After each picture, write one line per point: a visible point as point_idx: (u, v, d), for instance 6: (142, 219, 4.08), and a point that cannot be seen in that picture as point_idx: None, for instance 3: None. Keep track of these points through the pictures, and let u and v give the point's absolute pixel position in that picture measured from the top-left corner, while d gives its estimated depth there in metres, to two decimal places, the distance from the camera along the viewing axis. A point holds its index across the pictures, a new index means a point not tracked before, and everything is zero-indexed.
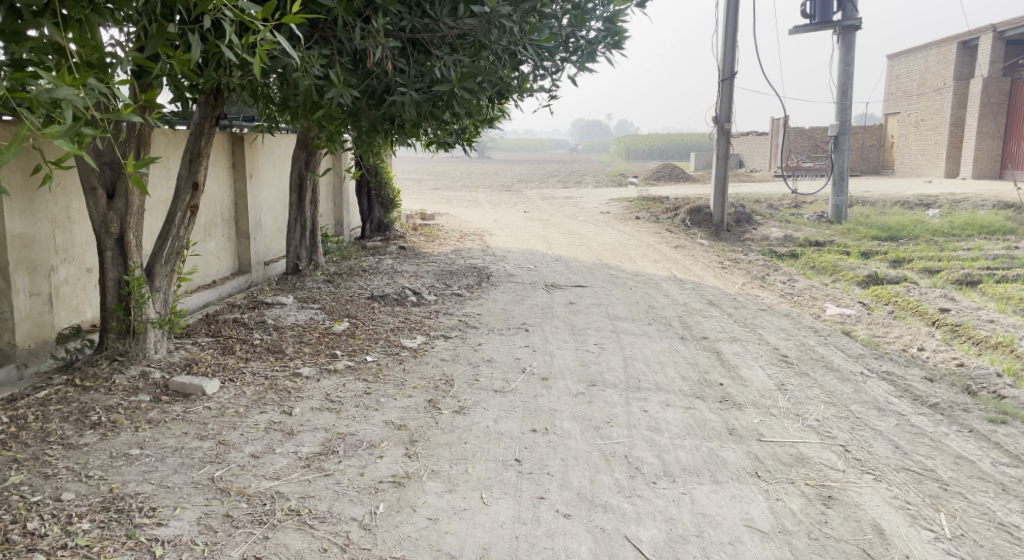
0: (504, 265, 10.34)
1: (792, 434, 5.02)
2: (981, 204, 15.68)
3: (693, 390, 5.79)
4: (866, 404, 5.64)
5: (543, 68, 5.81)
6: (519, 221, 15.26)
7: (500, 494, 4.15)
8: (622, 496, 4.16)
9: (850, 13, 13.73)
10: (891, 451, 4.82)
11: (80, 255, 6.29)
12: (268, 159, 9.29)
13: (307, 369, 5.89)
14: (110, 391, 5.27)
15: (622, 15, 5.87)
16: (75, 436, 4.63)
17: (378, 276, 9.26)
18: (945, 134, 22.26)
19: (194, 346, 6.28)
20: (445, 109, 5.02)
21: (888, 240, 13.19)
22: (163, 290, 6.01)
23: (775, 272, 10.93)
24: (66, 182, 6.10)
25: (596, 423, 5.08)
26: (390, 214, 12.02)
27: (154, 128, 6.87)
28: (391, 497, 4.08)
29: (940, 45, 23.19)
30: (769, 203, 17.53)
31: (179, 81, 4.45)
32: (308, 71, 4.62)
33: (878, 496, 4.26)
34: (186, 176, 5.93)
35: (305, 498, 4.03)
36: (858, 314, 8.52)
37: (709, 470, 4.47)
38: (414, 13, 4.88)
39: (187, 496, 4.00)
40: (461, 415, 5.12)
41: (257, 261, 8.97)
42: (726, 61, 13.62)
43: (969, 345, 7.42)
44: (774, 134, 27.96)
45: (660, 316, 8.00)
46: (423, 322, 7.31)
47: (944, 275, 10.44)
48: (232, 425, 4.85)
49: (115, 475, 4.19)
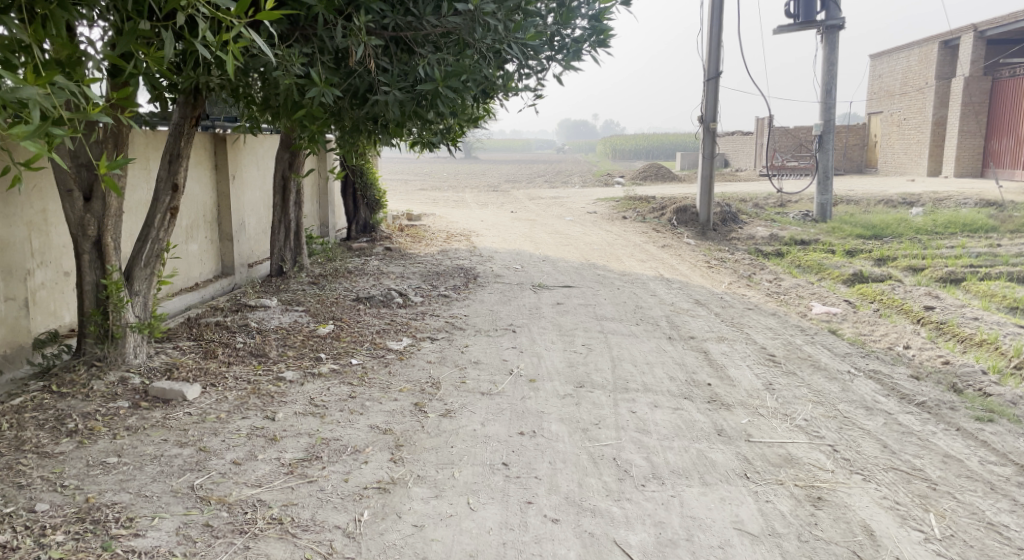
0: (490, 266, 10.26)
1: (781, 435, 4.98)
2: (964, 202, 15.75)
3: (682, 391, 5.74)
4: (854, 403, 5.61)
5: (528, 67, 5.74)
6: (505, 221, 15.18)
7: (487, 499, 4.08)
8: (611, 500, 4.10)
9: (833, 12, 13.74)
10: (879, 451, 4.79)
11: (57, 258, 6.17)
12: (251, 160, 9.19)
13: (291, 373, 5.79)
14: (88, 398, 5.16)
15: (608, 13, 5.81)
16: (50, 444, 4.53)
17: (363, 278, 9.16)
18: (927, 133, 22.36)
19: (176, 350, 6.18)
20: (428, 108, 4.95)
21: (872, 238, 13.21)
22: (142, 294, 5.90)
23: (761, 271, 10.92)
24: (42, 183, 5.98)
25: (584, 425, 5.02)
26: (376, 215, 11.95)
27: (133, 129, 6.76)
28: (376, 504, 4.00)
29: (921, 45, 23.31)
30: (754, 202, 17.55)
31: (155, 79, 4.35)
32: (288, 70, 4.54)
33: (868, 497, 4.22)
34: (166, 178, 5.83)
35: (287, 506, 3.95)
36: (844, 312, 8.51)
37: (698, 472, 4.42)
38: (397, 11, 4.82)
39: (165, 506, 3.91)
40: (447, 418, 5.05)
41: (240, 263, 8.86)
42: (711, 60, 13.60)
43: (954, 343, 7.41)
44: (759, 133, 28.03)
45: (647, 316, 7.96)
46: (409, 324, 7.22)
47: (928, 273, 10.46)
48: (213, 431, 4.75)
49: (91, 484, 4.09)
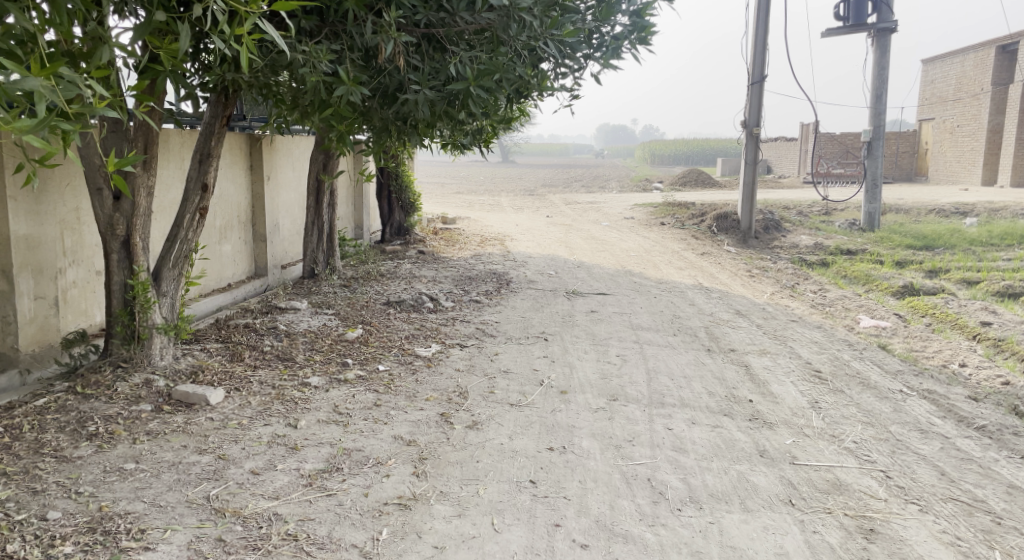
0: (524, 271, 10.05)
1: (828, 457, 4.70)
2: (1020, 213, 15.17)
3: (721, 407, 5.46)
4: (907, 425, 5.28)
5: (565, 66, 5.51)
6: (540, 226, 14.97)
7: (513, 520, 3.87)
8: (645, 525, 3.87)
9: (884, 15, 13.31)
10: (937, 479, 4.48)
11: (89, 257, 6.08)
12: (287, 160, 9.11)
13: (317, 379, 5.64)
14: (111, 400, 5.04)
15: (651, 9, 5.56)
16: (69, 448, 4.42)
17: (395, 281, 9.02)
18: (982, 141, 21.67)
19: (203, 352, 6.05)
20: (460, 108, 4.76)
21: (923, 249, 12.74)
22: (170, 295, 5.78)
23: (806, 281, 10.56)
24: (75, 181, 5.88)
25: (617, 442, 4.78)
26: (410, 218, 11.77)
27: (167, 128, 6.69)
28: (396, 522, 3.82)
29: (977, 50, 22.61)
30: (798, 210, 17.10)
31: (179, 75, 4.22)
32: (316, 67, 4.40)
33: (925, 530, 3.95)
34: (196, 177, 5.71)
35: (303, 521, 3.80)
36: (894, 326, 8.14)
37: (739, 497, 4.17)
38: (429, 7, 4.62)
39: (178, 517, 3.78)
40: (474, 430, 4.85)
41: (274, 264, 8.75)
42: (755, 64, 13.26)
43: (1013, 362, 7.01)
44: (804, 139, 27.45)
45: (685, 326, 7.67)
46: (439, 330, 7.04)
47: (983, 286, 10.01)
48: (234, 438, 4.61)
49: (106, 491, 3.97)
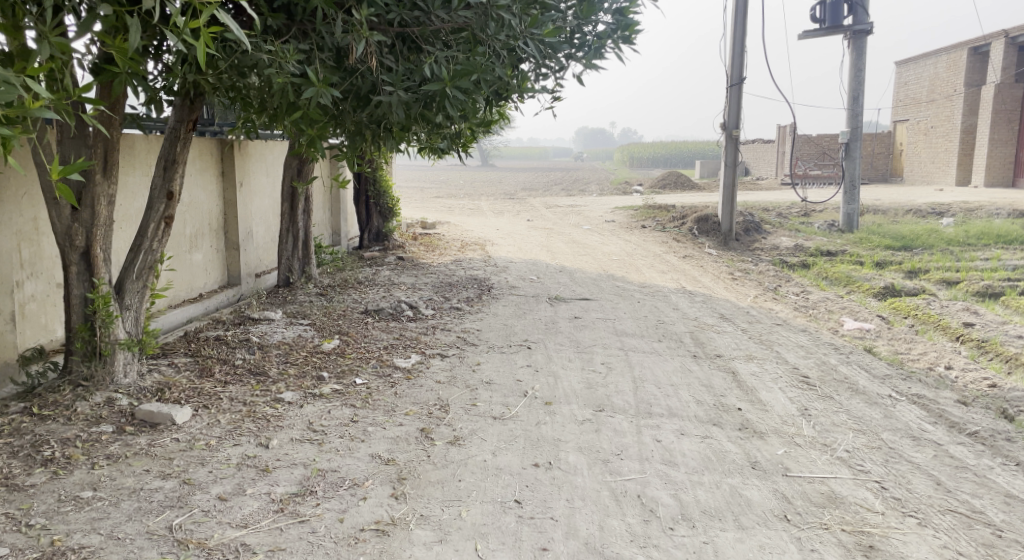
0: (505, 277, 9.84)
1: (822, 469, 4.53)
2: (996, 212, 15.20)
3: (710, 417, 5.29)
4: (899, 432, 5.14)
5: (546, 66, 5.33)
6: (520, 230, 14.78)
7: (498, 545, 3.68)
8: (636, 547, 3.70)
9: (861, 17, 13.26)
10: (933, 489, 4.34)
11: (49, 270, 5.79)
12: (260, 166, 8.85)
13: (290, 395, 5.40)
14: (70, 421, 4.76)
15: (634, 7, 5.40)
16: (22, 475, 4.15)
17: (373, 289, 8.79)
18: (956, 141, 21.82)
19: (170, 367, 5.77)
20: (437, 110, 4.55)
21: (902, 249, 12.70)
22: (134, 309, 5.50)
23: (788, 283, 10.46)
24: (32, 191, 5.60)
25: (604, 456, 4.59)
26: (389, 224, 11.50)
27: (130, 134, 6.44)
28: (373, 549, 3.62)
29: (949, 51, 22.73)
30: (778, 211, 17.10)
31: (133, 77, 3.98)
32: (282, 67, 4.21)
33: (926, 545, 3.81)
34: (161, 185, 5.44)
35: (273, 552, 3.58)
36: (878, 328, 8.02)
37: (732, 513, 4.00)
38: (403, 6, 4.47)
39: (138, 551, 3.55)
40: (456, 447, 4.64)
41: (247, 273, 8.48)
42: (734, 66, 13.16)
43: (999, 363, 6.91)
44: (781, 141, 27.56)
45: (670, 332, 7.51)
46: (419, 340, 6.81)
47: (964, 286, 9.94)
48: (200, 460, 4.36)
49: (60, 524, 3.72)
